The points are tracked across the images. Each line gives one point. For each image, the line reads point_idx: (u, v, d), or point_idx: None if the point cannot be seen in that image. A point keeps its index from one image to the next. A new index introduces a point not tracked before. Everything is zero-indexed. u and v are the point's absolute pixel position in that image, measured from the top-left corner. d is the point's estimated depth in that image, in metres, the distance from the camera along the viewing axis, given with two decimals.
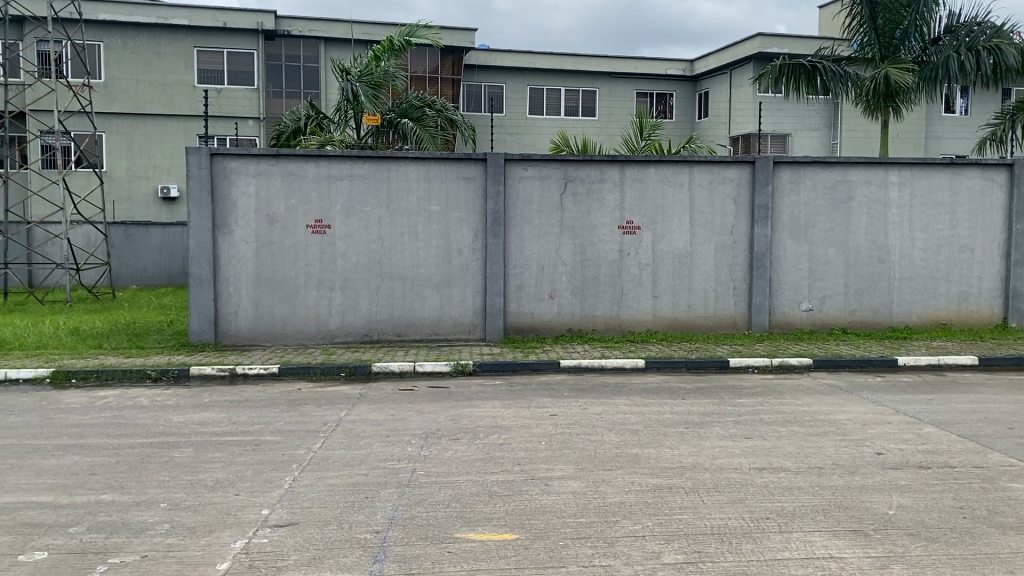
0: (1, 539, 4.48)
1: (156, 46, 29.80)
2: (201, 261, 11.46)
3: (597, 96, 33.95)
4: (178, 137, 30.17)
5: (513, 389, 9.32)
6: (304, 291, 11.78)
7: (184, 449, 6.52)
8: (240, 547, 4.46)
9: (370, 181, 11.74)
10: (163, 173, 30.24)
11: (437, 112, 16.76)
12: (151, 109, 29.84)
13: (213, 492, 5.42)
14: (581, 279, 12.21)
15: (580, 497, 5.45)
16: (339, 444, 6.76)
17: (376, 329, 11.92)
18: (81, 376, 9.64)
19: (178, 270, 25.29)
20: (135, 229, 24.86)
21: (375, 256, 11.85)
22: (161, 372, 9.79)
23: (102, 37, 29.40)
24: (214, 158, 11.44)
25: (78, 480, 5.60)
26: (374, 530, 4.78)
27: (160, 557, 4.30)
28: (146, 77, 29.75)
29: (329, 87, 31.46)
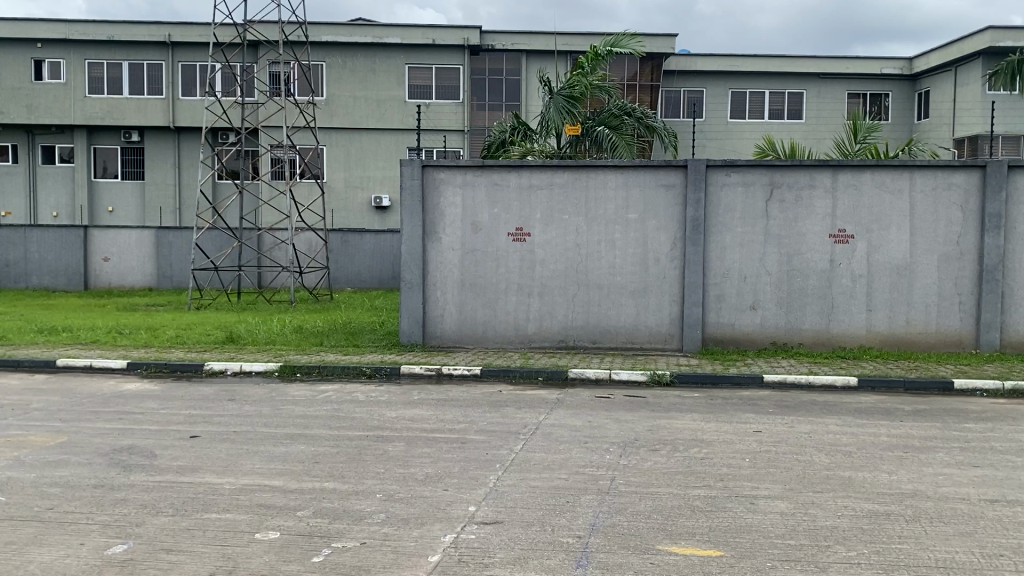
0: (241, 517, 4.93)
1: (372, 64, 31.76)
2: (411, 267, 12.08)
3: (803, 99, 32.47)
4: (390, 149, 31.94)
5: (712, 403, 9.09)
6: (505, 297, 12.10)
7: (396, 444, 6.88)
8: (450, 542, 4.65)
9: (571, 190, 11.88)
10: (375, 183, 32.07)
11: (637, 119, 16.64)
12: (366, 123, 31.80)
13: (424, 486, 5.69)
14: (786, 291, 11.72)
15: (788, 518, 5.23)
16: (540, 447, 6.89)
17: (573, 336, 12.03)
18: (305, 371, 10.44)
19: (389, 275, 26.75)
20: (351, 235, 26.63)
21: (574, 264, 11.97)
22: (375, 369, 10.39)
23: (324, 57, 31.70)
24: (425, 169, 12.02)
25: (305, 467, 6.07)
26: (576, 535, 4.82)
27: (377, 545, 4.57)
28: (362, 94, 31.77)
29: (530, 97, 32.30)
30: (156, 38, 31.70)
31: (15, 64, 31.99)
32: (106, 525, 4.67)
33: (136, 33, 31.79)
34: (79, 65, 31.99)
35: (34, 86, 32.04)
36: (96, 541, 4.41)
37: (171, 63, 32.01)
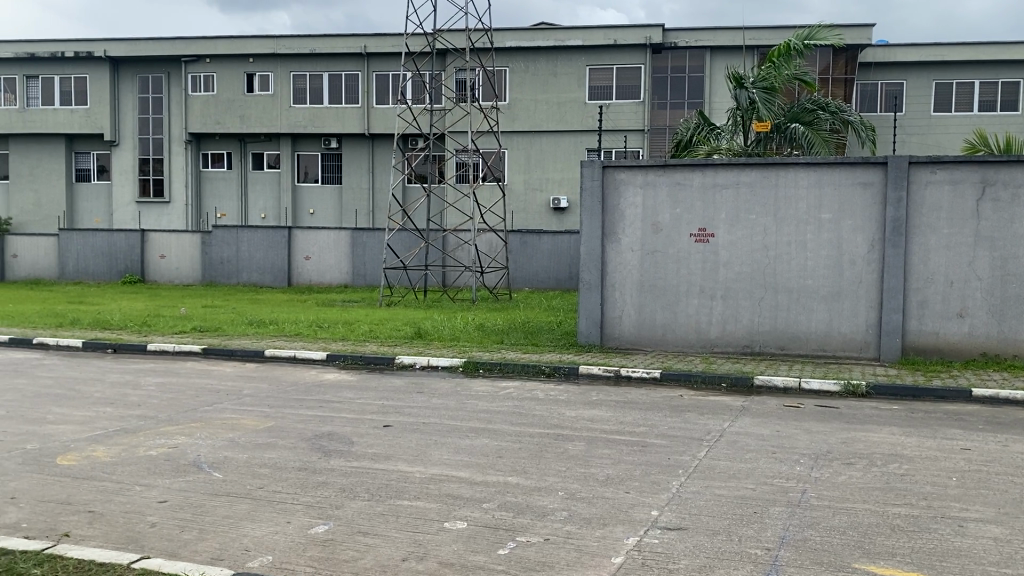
0: (430, 505, 5.12)
1: (554, 67, 32.14)
2: (590, 267, 12.12)
3: (1020, 88, 29.76)
4: (570, 151, 32.17)
5: (914, 416, 8.49)
6: (686, 299, 11.87)
7: (577, 443, 6.91)
8: (634, 544, 4.61)
9: (758, 189, 11.48)
10: (555, 184, 32.38)
11: (832, 113, 15.86)
12: (547, 125, 32.19)
13: (606, 487, 5.68)
14: (999, 298, 10.77)
15: (1004, 545, 4.79)
16: (725, 455, 6.69)
17: (758, 341, 11.63)
18: (487, 367, 10.70)
19: (568, 276, 26.96)
20: (530, 236, 27.09)
21: (760, 266, 11.56)
22: (554, 368, 10.48)
23: (508, 62, 32.41)
24: (606, 170, 12.01)
25: (489, 461, 6.22)
26: (765, 546, 4.65)
27: (560, 542, 4.60)
28: (544, 97, 32.20)
29: (714, 95, 31.55)
30: (353, 49, 33.66)
31: (231, 79, 34.94)
32: (310, 505, 4.99)
33: (336, 45, 33.91)
34: (286, 77, 34.50)
35: (246, 99, 34.83)
36: (301, 520, 4.72)
37: (367, 73, 33.92)
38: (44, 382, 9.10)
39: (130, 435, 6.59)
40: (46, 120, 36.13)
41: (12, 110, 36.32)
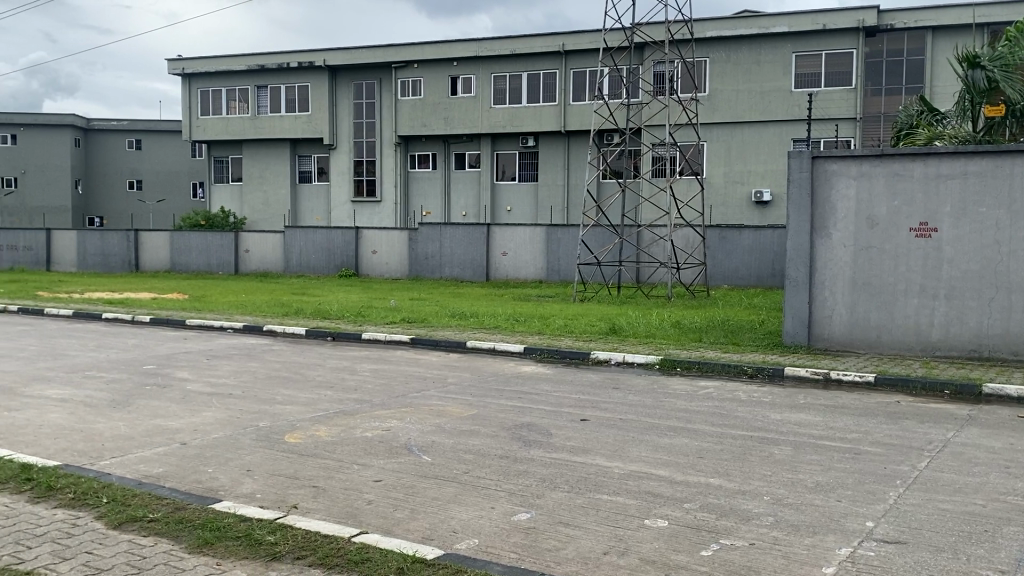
0: (631, 501, 5.09)
1: (757, 56, 31.00)
2: (797, 264, 11.60)
3: None
4: (773, 143, 30.94)
5: None
6: (904, 299, 11.07)
7: (783, 447, 6.64)
8: (847, 555, 4.37)
9: (990, 180, 10.51)
10: (756, 178, 31.25)
11: None
12: (749, 117, 31.11)
13: (815, 494, 5.41)
14: None
15: None
16: (949, 467, 6.18)
17: (987, 345, 10.64)
18: (685, 365, 10.50)
19: (770, 274, 25.96)
20: (729, 231, 26.28)
21: (991, 263, 10.58)
22: (757, 369, 10.12)
23: (708, 53, 31.61)
24: (815, 161, 11.44)
25: (690, 461, 6.10)
26: (997, 569, 4.25)
27: (766, 547, 4.44)
28: (746, 87, 31.12)
29: (936, 79, 29.34)
30: (552, 48, 34.11)
31: (437, 82, 36.51)
32: (513, 493, 5.11)
33: (535, 45, 34.48)
34: (487, 78, 35.59)
35: (450, 101, 36.23)
36: (504, 507, 4.85)
37: (565, 71, 34.27)
38: (272, 366, 9.93)
39: (347, 417, 7.04)
40: (273, 127, 39.33)
41: (245, 118, 39.86)
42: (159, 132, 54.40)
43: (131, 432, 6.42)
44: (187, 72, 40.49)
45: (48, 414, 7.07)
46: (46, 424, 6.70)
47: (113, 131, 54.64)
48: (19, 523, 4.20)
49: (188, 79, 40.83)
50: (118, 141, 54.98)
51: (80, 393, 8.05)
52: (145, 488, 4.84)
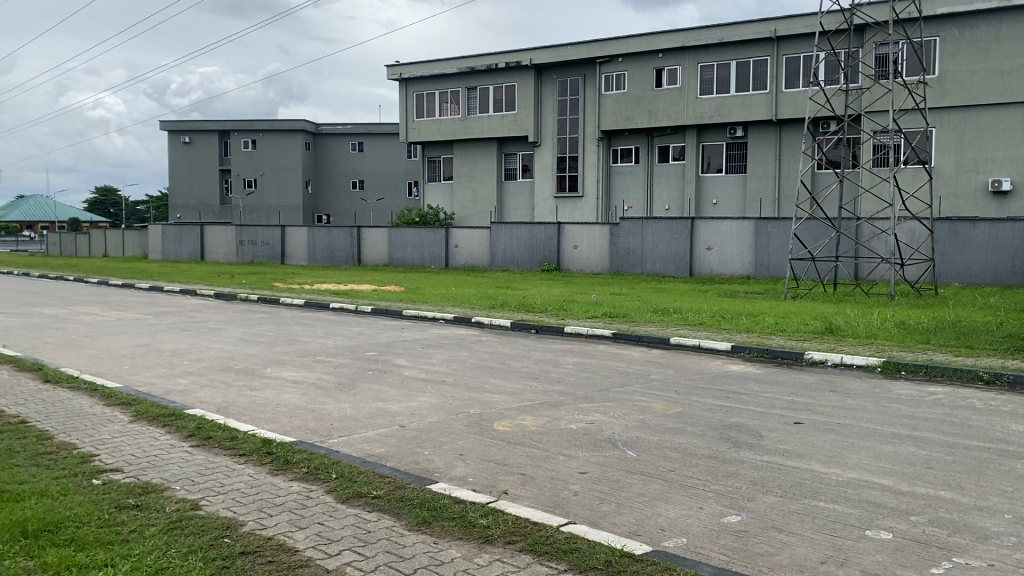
0: (850, 510, 4.81)
1: (996, 32, 28.19)
2: None
3: None
4: (1015, 127, 28.12)
5: None
6: None
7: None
8: None
9: None
10: (994, 165, 28.59)
11: None
12: (985, 99, 28.44)
13: None
14: None
15: None
16: None
17: None
18: (910, 369, 9.76)
19: (1008, 270, 23.63)
20: (962, 225, 24.18)
21: None
22: (994, 376, 9.22)
23: (939, 31, 29.16)
24: None
25: (917, 471, 5.67)
26: None
27: (1008, 569, 4.04)
28: (983, 66, 28.42)
29: None
30: (762, 34, 32.79)
31: (641, 75, 36.20)
32: (722, 494, 4.98)
33: (744, 32, 33.29)
34: (694, 69, 34.83)
35: (655, 94, 35.80)
36: (713, 507, 4.74)
37: (776, 57, 32.86)
38: (481, 356, 10.27)
39: (554, 408, 7.16)
40: (482, 126, 40.67)
41: (456, 119, 41.51)
42: (378, 134, 57.77)
43: (355, 413, 6.88)
44: (404, 76, 42.69)
45: (284, 394, 7.73)
46: (281, 403, 7.33)
47: (339, 134, 58.69)
48: (261, 493, 4.62)
49: (405, 84, 43.06)
50: (343, 145, 59.00)
51: (311, 376, 8.72)
52: (369, 466, 5.16)
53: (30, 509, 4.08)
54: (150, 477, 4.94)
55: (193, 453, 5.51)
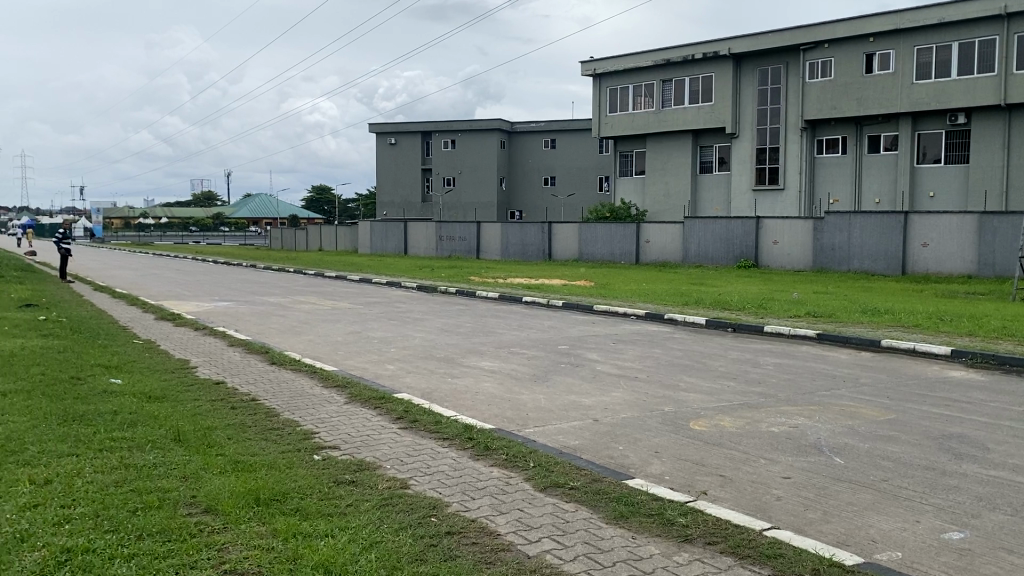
0: None
1: None
2: None
3: None
4: None
5: None
6: None
7: None
8: None
9: None
10: None
11: None
12: None
13: None
14: None
15: None
16: None
17: None
18: None
19: None
20: None
21: None
22: None
23: None
24: None
25: None
26: None
27: None
28: None
29: None
30: (990, 12, 30.15)
31: (848, 61, 34.18)
32: (942, 509, 4.62)
33: (969, 10, 30.72)
34: (909, 52, 32.45)
35: (865, 80, 33.68)
36: (932, 522, 4.40)
37: (1006, 36, 30.14)
38: (676, 353, 10.13)
39: (754, 410, 6.92)
40: (677, 119, 40.01)
41: (650, 113, 41.11)
42: (571, 130, 58.21)
43: (550, 405, 6.99)
44: (598, 72, 42.81)
45: (482, 383, 8.00)
46: (480, 392, 7.57)
47: (533, 132, 59.73)
48: (464, 477, 4.79)
49: (599, 79, 43.17)
50: (537, 142, 59.95)
51: (507, 366, 8.96)
52: (566, 458, 5.23)
53: (260, 479, 4.48)
54: (363, 455, 5.26)
55: (401, 436, 5.81)
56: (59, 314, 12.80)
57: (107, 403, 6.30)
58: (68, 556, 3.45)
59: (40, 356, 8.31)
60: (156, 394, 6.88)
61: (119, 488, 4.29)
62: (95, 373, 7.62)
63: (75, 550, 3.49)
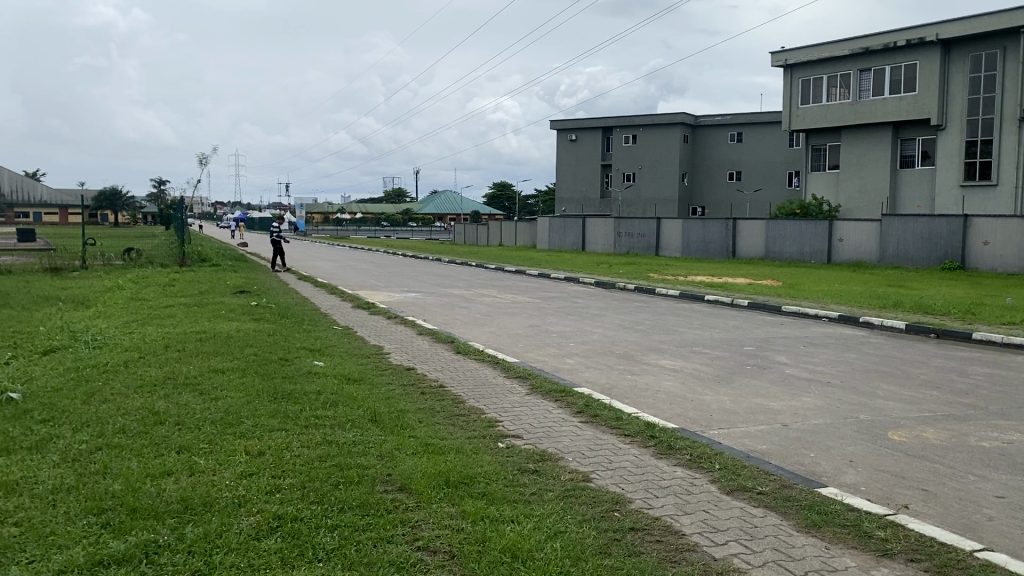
0: None
1: None
2: None
3: None
4: None
5: None
6: None
7: None
8: None
9: None
10: None
11: None
12: None
13: None
14: None
15: None
16: None
17: None
18: None
19: None
20: None
21: None
22: None
23: None
24: None
25: None
26: None
27: None
28: None
29: None
30: None
31: None
32: None
33: None
34: None
35: None
36: None
37: None
38: (872, 359, 9.56)
39: (962, 423, 6.42)
40: (875, 111, 37.71)
41: (846, 104, 38.99)
42: (759, 123, 56.17)
43: (735, 407, 6.79)
44: (790, 62, 41.14)
45: (663, 381, 7.89)
46: (662, 390, 7.47)
47: (718, 125, 58.18)
48: (648, 475, 4.76)
49: (790, 70, 41.49)
50: (722, 136, 58.36)
51: (689, 365, 8.80)
52: (754, 462, 5.08)
53: (449, 462, 4.66)
54: (546, 446, 5.34)
55: (583, 429, 5.85)
56: (267, 300, 13.87)
57: (311, 383, 6.76)
58: (279, 522, 3.74)
59: (254, 337, 9.05)
60: (354, 376, 7.31)
61: (322, 463, 4.60)
62: (300, 355, 8.21)
63: (285, 518, 3.78)
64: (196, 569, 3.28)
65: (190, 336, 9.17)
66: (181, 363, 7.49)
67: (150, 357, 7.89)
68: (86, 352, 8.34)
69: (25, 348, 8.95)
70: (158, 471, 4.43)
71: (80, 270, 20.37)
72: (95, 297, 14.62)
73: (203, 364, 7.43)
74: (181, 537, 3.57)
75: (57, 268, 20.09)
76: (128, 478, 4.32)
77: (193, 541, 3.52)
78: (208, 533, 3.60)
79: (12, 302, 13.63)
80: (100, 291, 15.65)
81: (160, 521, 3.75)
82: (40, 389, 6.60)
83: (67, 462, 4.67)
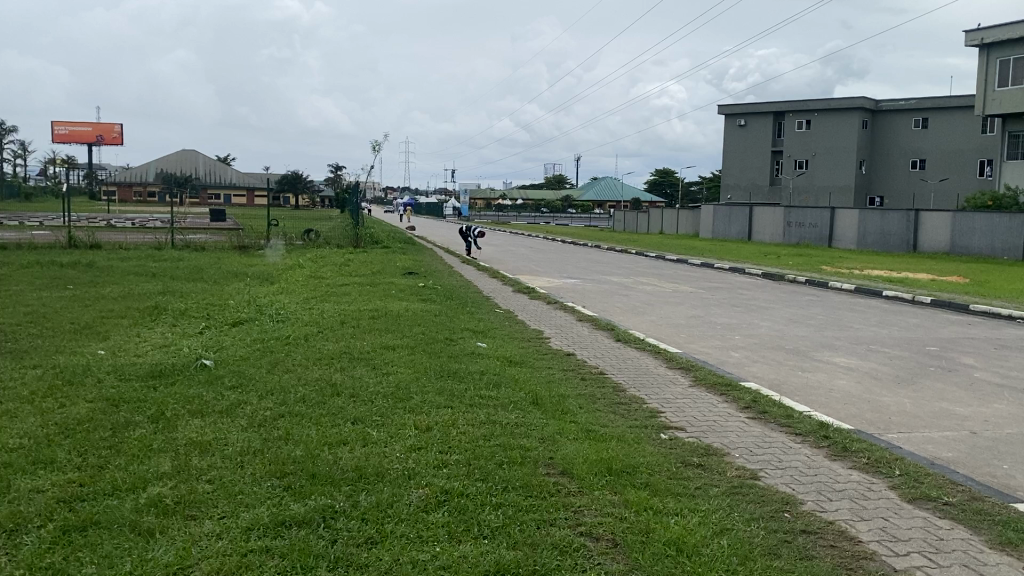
0: None
1: None
2: None
3: None
4: None
5: None
6: None
7: None
8: None
9: None
10: None
11: None
12: None
13: None
14: None
15: None
16: None
17: None
18: None
19: None
20: None
21: None
22: None
23: None
24: None
25: None
26: None
27: None
28: None
29: None
30: None
31: None
32: None
33: None
34: None
35: None
36: None
37: None
38: None
39: None
40: None
41: None
42: (948, 107, 52.23)
43: (917, 411, 6.37)
44: (986, 42, 38.14)
45: (837, 380, 7.52)
46: (836, 389, 7.13)
47: (902, 110, 54.66)
48: (821, 476, 4.54)
49: (987, 50, 38.35)
50: (906, 122, 54.67)
51: (866, 364, 8.34)
52: (939, 470, 4.74)
53: (612, 450, 4.61)
54: (711, 441, 5.20)
55: (751, 425, 5.66)
56: (434, 281, 14.31)
57: (475, 363, 6.92)
58: (446, 497, 3.84)
59: (422, 317, 9.37)
60: (516, 359, 7.41)
61: (487, 443, 4.68)
62: (465, 336, 8.39)
63: (451, 493, 3.88)
64: (369, 536, 3.43)
65: (363, 313, 9.62)
66: (355, 339, 7.85)
67: (328, 331, 8.32)
68: (272, 325, 8.93)
69: (218, 319, 9.68)
70: (335, 440, 4.65)
71: (264, 248, 21.82)
72: (279, 274, 15.59)
73: (376, 340, 7.76)
74: (356, 505, 3.73)
75: (245, 246, 21.57)
76: (308, 444, 4.58)
77: (367, 509, 3.67)
78: (380, 503, 3.75)
79: (208, 276, 14.80)
80: (283, 268, 16.69)
81: (336, 487, 3.94)
82: (230, 358, 7.12)
83: (254, 427, 5.00)
